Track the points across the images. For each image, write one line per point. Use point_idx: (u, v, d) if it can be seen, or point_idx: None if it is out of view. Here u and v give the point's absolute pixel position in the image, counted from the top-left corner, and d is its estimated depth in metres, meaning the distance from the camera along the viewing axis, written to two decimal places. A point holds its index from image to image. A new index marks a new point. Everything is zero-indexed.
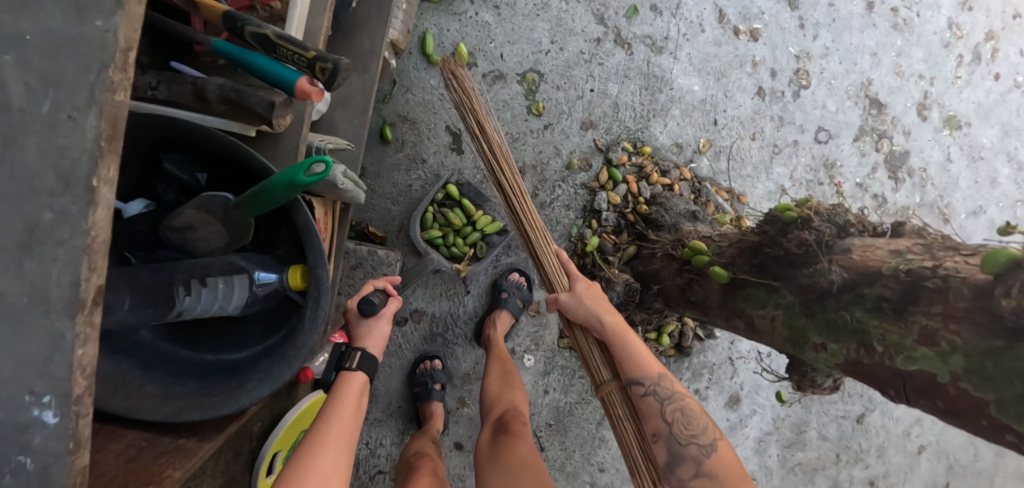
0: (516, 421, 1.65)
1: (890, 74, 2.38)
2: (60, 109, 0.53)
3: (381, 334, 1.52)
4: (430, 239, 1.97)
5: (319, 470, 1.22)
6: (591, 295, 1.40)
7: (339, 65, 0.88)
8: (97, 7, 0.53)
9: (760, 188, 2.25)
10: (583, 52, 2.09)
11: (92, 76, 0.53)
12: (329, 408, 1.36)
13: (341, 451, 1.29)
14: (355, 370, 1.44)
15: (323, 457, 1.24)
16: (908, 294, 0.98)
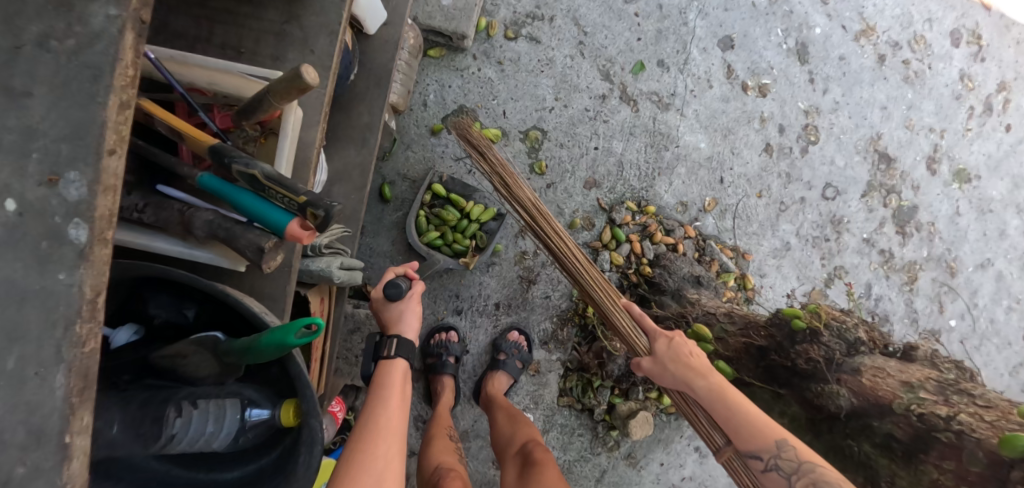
0: (538, 451, 1.57)
1: (899, 128, 2.34)
2: (29, 366, 0.53)
3: (411, 315, 1.43)
4: (430, 242, 1.92)
5: (374, 460, 1.11)
6: (672, 355, 1.24)
7: (330, 211, 0.84)
8: (58, 262, 0.54)
9: (765, 245, 2.22)
10: (587, 108, 2.06)
11: (58, 334, 0.54)
12: (374, 395, 1.26)
13: (395, 439, 1.18)
14: (396, 356, 1.35)
15: (378, 447, 1.14)
16: (921, 441, 0.97)
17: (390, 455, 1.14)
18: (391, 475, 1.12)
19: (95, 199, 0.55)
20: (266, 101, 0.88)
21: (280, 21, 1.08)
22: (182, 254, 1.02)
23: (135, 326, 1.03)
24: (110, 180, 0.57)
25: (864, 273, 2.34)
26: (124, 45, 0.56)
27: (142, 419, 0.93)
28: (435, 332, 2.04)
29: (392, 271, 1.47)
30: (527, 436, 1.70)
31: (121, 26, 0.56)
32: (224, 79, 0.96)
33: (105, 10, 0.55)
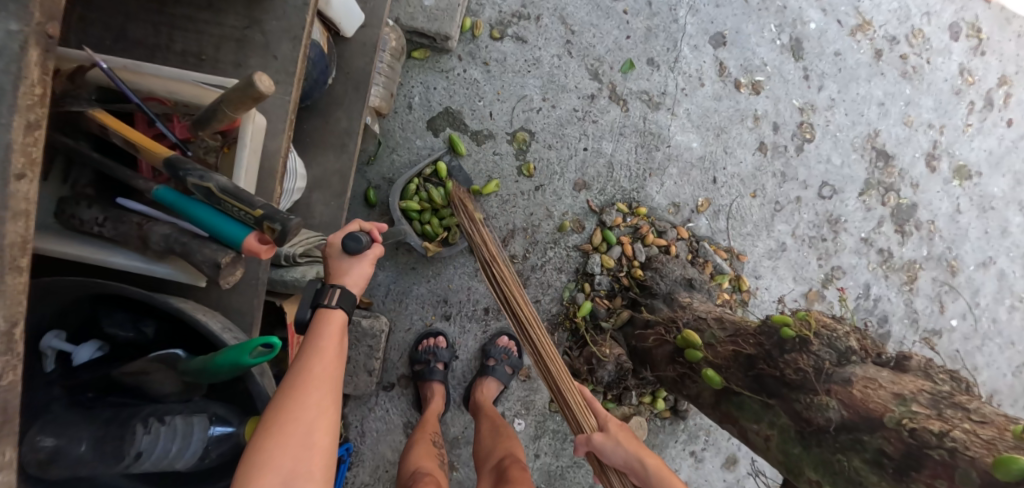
0: (513, 468, 1.54)
1: (898, 124, 2.29)
2: None
3: (361, 277, 1.09)
4: (407, 209, 1.86)
5: (303, 417, 0.87)
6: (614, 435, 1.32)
7: (287, 225, 0.83)
8: None
9: (760, 246, 2.17)
10: (576, 109, 2.01)
11: None
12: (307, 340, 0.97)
13: (332, 391, 0.93)
14: (336, 305, 1.02)
15: (310, 401, 0.89)
16: (911, 458, 0.93)
17: (324, 404, 0.90)
18: (322, 434, 0.88)
19: (5, 225, 0.59)
20: (222, 110, 0.88)
21: (241, 27, 1.09)
22: (141, 269, 1.00)
23: (98, 342, 1.02)
24: (20, 205, 0.61)
25: (862, 273, 2.29)
26: (27, 62, 0.60)
27: (106, 439, 0.92)
28: (423, 339, 2.01)
29: (357, 224, 1.14)
30: (506, 449, 1.67)
31: (22, 41, 0.60)
32: (181, 89, 0.97)
33: (4, 26, 0.59)
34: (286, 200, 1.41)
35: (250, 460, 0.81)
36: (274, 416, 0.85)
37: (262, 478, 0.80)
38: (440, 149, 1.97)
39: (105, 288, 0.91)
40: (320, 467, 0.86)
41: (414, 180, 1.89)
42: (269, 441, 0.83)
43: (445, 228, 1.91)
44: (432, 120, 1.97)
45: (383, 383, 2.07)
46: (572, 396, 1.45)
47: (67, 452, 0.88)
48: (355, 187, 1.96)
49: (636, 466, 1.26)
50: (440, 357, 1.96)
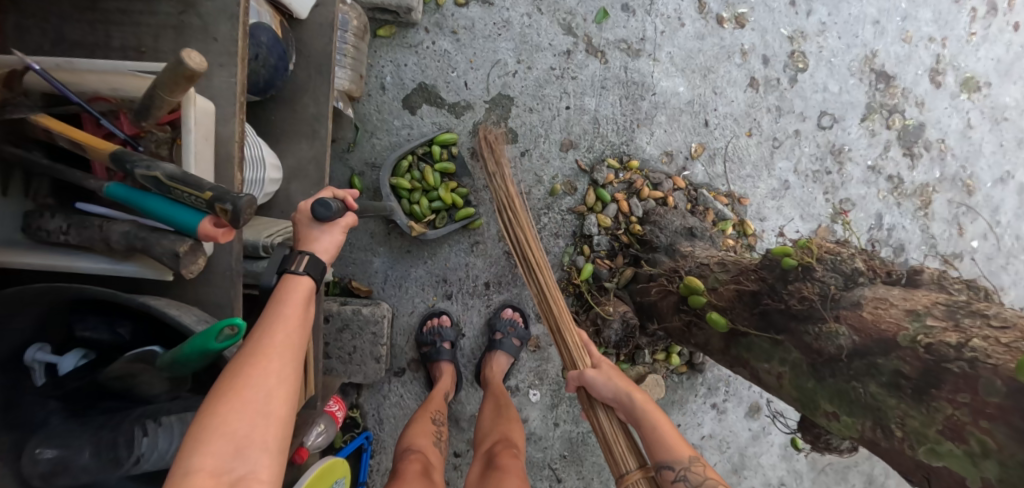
0: (503, 455, 1.55)
1: (896, 42, 2.17)
2: None
3: (331, 242, 1.09)
4: (398, 186, 1.82)
5: (261, 383, 0.85)
6: (606, 370, 1.33)
7: (238, 203, 0.78)
8: None
9: (762, 186, 2.09)
10: (553, 67, 1.94)
11: None
12: (268, 311, 0.96)
13: (292, 362, 0.92)
14: (303, 272, 1.03)
15: (270, 370, 0.87)
16: (930, 376, 0.85)
17: (283, 373, 0.89)
18: (281, 403, 0.86)
19: None
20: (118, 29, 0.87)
21: (176, 12, 1.04)
22: (108, 271, 0.94)
23: (81, 350, 1.01)
24: None
25: (872, 203, 2.20)
26: None
27: (113, 446, 0.91)
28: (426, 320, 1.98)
29: (329, 192, 1.11)
30: (502, 433, 1.67)
31: None
32: (121, 81, 0.91)
33: None
34: (260, 191, 1.37)
35: (203, 421, 0.78)
36: (229, 380, 0.83)
37: (213, 440, 0.77)
38: (419, 126, 1.92)
39: (70, 292, 0.87)
40: (276, 436, 0.84)
41: (408, 157, 1.86)
42: (224, 404, 0.80)
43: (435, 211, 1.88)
44: (408, 98, 1.91)
45: (394, 369, 2.05)
46: (570, 334, 1.45)
47: (70, 461, 0.88)
48: (339, 176, 1.93)
49: (623, 398, 1.27)
50: (445, 336, 1.93)
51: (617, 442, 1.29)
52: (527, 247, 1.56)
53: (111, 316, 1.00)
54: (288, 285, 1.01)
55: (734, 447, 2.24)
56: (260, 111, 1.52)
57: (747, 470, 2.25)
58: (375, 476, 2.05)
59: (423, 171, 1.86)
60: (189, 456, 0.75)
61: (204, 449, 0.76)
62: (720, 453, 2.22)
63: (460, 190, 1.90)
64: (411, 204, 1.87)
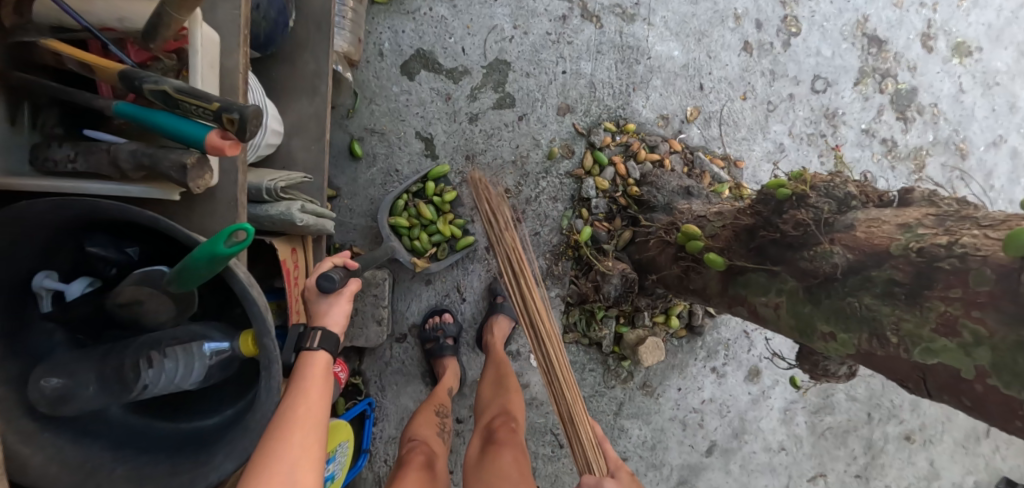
0: (501, 431, 1.60)
1: (887, 7, 2.20)
2: None
3: (340, 314, 1.22)
4: (395, 226, 1.85)
5: (288, 458, 0.98)
6: (628, 487, 1.39)
7: (245, 112, 0.79)
8: None
9: (757, 150, 2.11)
10: (548, 32, 1.96)
11: None
12: (291, 388, 1.09)
13: (314, 432, 1.04)
14: (319, 347, 1.15)
15: (295, 443, 1.00)
16: (923, 278, 0.86)
17: (306, 445, 1.02)
18: (306, 473, 0.99)
19: None
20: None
21: None
22: (118, 193, 0.95)
23: (88, 277, 1.00)
24: None
25: (866, 167, 2.23)
26: None
27: (118, 374, 0.95)
28: (429, 316, 2.00)
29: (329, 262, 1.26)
30: (501, 407, 1.71)
31: None
32: (130, 9, 0.91)
33: None
34: (262, 140, 1.39)
35: None
36: (261, 460, 0.97)
37: None
38: (418, 91, 1.94)
39: (85, 204, 0.84)
40: None
41: (403, 196, 1.88)
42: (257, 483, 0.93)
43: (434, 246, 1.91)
44: (406, 64, 1.93)
45: (395, 335, 2.06)
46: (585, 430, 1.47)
47: (77, 392, 0.92)
48: (339, 142, 1.95)
49: None
50: (447, 332, 1.96)
51: None
52: (538, 318, 1.47)
53: (117, 234, 0.98)
54: (307, 361, 1.15)
55: (734, 411, 2.25)
56: (260, 68, 1.54)
57: (748, 434, 2.26)
58: (378, 443, 2.06)
59: (419, 207, 1.88)
60: None
61: None
62: (720, 417, 2.24)
63: (456, 219, 1.92)
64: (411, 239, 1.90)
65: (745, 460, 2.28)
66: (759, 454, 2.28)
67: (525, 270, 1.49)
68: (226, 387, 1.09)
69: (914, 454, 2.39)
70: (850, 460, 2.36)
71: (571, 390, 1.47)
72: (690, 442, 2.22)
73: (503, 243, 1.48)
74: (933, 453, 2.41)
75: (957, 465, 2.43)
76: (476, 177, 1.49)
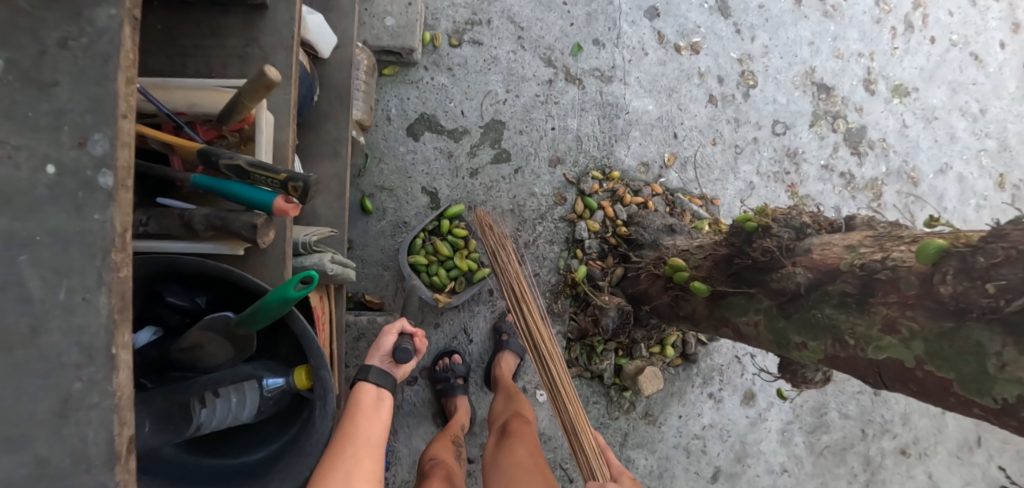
0: (516, 423, 1.73)
1: (830, 59, 2.52)
2: (76, 294, 0.64)
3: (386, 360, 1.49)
4: (414, 264, 2.03)
5: (343, 466, 1.21)
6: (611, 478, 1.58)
7: (308, 181, 0.95)
8: (93, 204, 0.64)
9: (731, 189, 2.34)
10: (537, 95, 2.21)
11: (97, 261, 0.64)
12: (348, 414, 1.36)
13: (365, 448, 1.28)
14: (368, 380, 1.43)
15: (348, 455, 1.24)
16: (867, 288, 1.04)
17: (357, 457, 1.25)
18: (360, 477, 1.21)
19: (117, 151, 0.65)
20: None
21: (241, 45, 1.17)
22: (187, 250, 1.10)
23: (153, 327, 1.13)
24: (127, 138, 0.66)
25: (830, 198, 2.48)
26: (123, 35, 0.65)
27: (172, 414, 1.02)
28: (438, 358, 2.13)
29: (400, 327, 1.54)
30: (514, 410, 1.83)
31: (120, 22, 0.65)
32: (199, 97, 1.10)
33: (103, 11, 0.64)
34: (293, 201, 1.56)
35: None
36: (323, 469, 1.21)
37: None
38: (423, 151, 2.15)
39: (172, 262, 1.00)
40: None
41: (420, 235, 2.06)
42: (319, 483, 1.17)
43: (454, 279, 2.08)
44: (412, 127, 2.15)
45: (406, 378, 2.18)
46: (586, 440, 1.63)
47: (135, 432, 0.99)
48: (351, 199, 2.13)
49: None
50: (457, 372, 2.09)
51: None
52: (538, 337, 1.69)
53: (186, 285, 1.11)
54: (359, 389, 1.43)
55: (735, 434, 2.37)
56: None
57: (750, 457, 2.38)
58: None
59: (436, 245, 2.06)
60: None
61: None
62: (722, 442, 2.35)
63: (472, 253, 2.09)
64: (430, 275, 2.08)
65: (751, 484, 2.37)
66: (763, 476, 2.38)
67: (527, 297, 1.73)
68: (268, 423, 1.22)
69: (911, 468, 2.51)
70: (851, 477, 2.47)
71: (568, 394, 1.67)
72: (695, 468, 2.32)
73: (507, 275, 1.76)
74: (929, 465, 2.52)
75: (954, 476, 2.54)
76: (483, 219, 1.89)
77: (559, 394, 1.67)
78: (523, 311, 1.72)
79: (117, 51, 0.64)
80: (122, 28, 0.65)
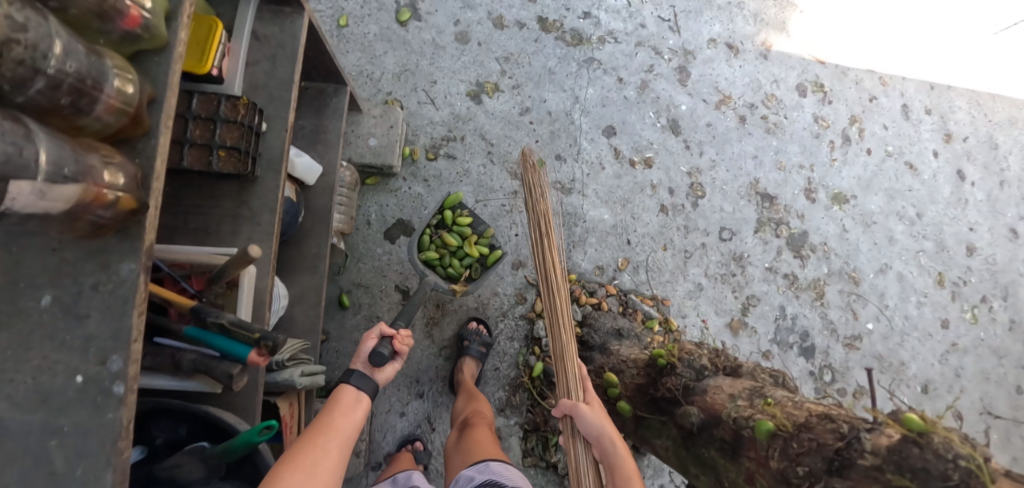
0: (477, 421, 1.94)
1: (773, 170, 2.81)
2: (87, 474, 0.85)
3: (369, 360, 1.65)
4: (427, 260, 2.17)
5: (311, 455, 1.33)
6: (593, 412, 1.58)
7: (277, 341, 1.20)
8: (104, 408, 0.85)
9: (680, 290, 2.56)
10: (504, 204, 2.46)
11: (106, 449, 0.85)
12: (324, 411, 1.49)
13: (336, 446, 1.40)
14: (347, 381, 1.56)
15: (320, 447, 1.37)
16: (739, 440, 1.25)
17: (328, 450, 1.38)
18: (326, 468, 1.34)
19: (127, 369, 0.86)
20: (210, 170, 1.28)
21: (235, 206, 1.39)
22: (175, 386, 1.30)
23: (140, 449, 1.32)
24: (134, 355, 0.87)
25: (775, 297, 2.69)
26: (137, 285, 0.86)
27: None
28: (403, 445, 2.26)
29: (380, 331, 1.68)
30: (473, 409, 2.03)
31: (137, 272, 0.86)
32: (198, 256, 1.30)
33: (127, 266, 0.85)
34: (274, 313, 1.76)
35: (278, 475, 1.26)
36: (295, 456, 1.32)
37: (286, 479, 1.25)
38: (398, 252, 2.38)
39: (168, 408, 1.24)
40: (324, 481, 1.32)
41: (427, 231, 2.20)
42: (289, 468, 1.28)
43: (466, 267, 2.23)
44: (389, 231, 2.39)
45: (371, 464, 2.30)
46: (572, 372, 1.66)
47: None
48: (330, 295, 2.34)
49: (605, 443, 1.49)
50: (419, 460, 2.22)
51: (586, 478, 1.57)
52: (553, 272, 1.78)
53: (173, 417, 1.32)
54: (341, 390, 1.56)
55: None
56: None
57: None
58: None
59: (444, 237, 2.20)
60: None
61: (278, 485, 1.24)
62: None
63: (479, 240, 2.24)
64: (444, 269, 2.22)
65: None
66: None
67: (550, 231, 1.80)
68: None
69: None
70: None
71: (566, 334, 1.75)
72: None
73: (538, 210, 1.79)
74: None
75: None
76: (528, 153, 1.83)
77: (559, 326, 1.75)
78: (543, 244, 1.80)
79: (133, 298, 0.85)
80: (138, 281, 0.86)
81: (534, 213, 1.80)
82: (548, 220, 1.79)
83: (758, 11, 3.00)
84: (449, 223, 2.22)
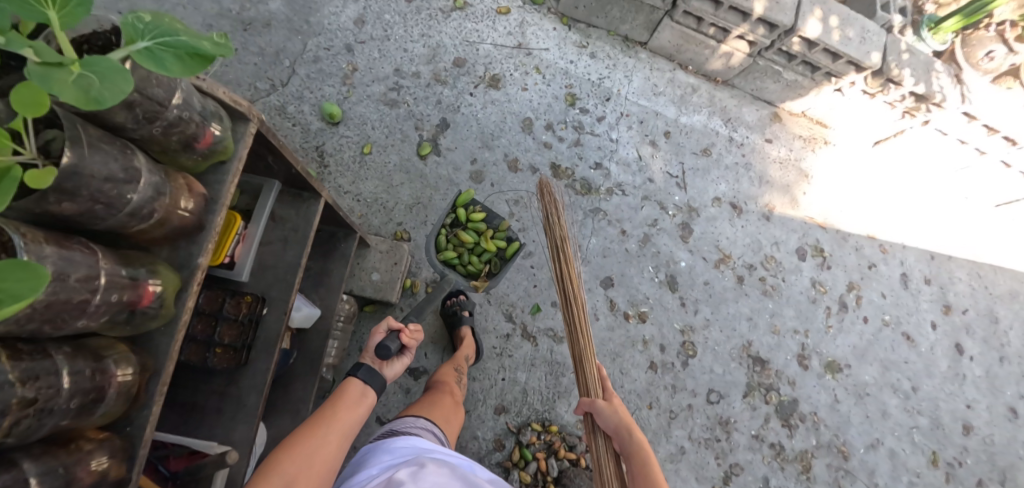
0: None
1: (767, 333, 2.84)
2: None
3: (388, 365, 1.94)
4: (446, 260, 2.32)
5: (319, 436, 1.62)
6: (611, 406, 1.90)
7: None
8: None
9: (662, 452, 2.54)
10: (494, 345, 2.50)
11: None
12: (335, 396, 1.76)
13: (338, 429, 1.67)
14: (357, 371, 1.82)
15: (326, 431, 1.64)
16: None
17: (331, 433, 1.65)
18: (329, 444, 1.63)
19: None
20: (206, 365, 1.49)
21: (225, 384, 1.57)
22: None
23: None
24: None
25: (759, 467, 2.65)
26: None
27: None
28: None
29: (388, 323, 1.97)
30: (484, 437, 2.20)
31: None
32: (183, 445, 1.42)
33: None
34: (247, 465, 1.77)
35: (286, 450, 1.56)
36: (304, 433, 1.62)
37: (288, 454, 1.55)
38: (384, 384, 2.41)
39: None
40: (324, 454, 1.61)
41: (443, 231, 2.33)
42: (297, 445, 1.58)
43: (484, 263, 2.36)
44: None
45: None
46: (591, 380, 2.02)
47: None
48: None
49: (622, 432, 1.83)
50: None
51: (606, 466, 1.88)
52: (568, 283, 2.10)
53: None
54: (351, 380, 1.81)
55: None
56: None
57: None
58: None
59: (459, 234, 2.32)
60: (278, 462, 1.52)
61: (282, 460, 1.53)
62: None
63: (495, 235, 2.33)
64: (465, 266, 2.36)
65: None
66: None
67: (566, 246, 2.14)
68: None
69: None
70: None
71: (586, 339, 2.07)
72: None
73: (553, 229, 2.14)
74: None
75: None
76: (547, 182, 2.19)
77: (577, 330, 2.07)
78: (559, 256, 2.13)
79: None
80: None
81: (552, 230, 2.15)
82: (563, 235, 2.12)
83: (764, 173, 3.13)
84: (463, 221, 2.33)
